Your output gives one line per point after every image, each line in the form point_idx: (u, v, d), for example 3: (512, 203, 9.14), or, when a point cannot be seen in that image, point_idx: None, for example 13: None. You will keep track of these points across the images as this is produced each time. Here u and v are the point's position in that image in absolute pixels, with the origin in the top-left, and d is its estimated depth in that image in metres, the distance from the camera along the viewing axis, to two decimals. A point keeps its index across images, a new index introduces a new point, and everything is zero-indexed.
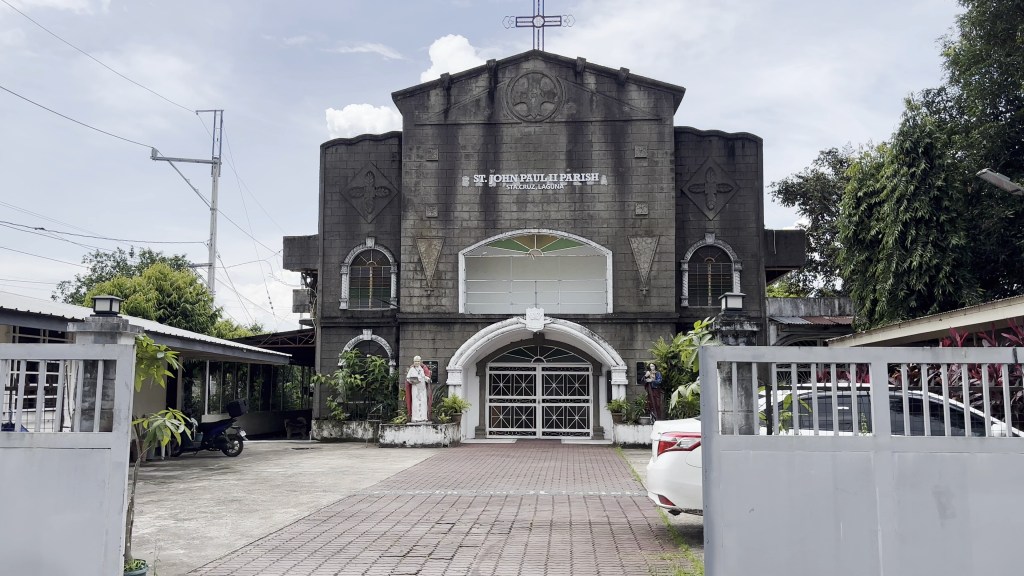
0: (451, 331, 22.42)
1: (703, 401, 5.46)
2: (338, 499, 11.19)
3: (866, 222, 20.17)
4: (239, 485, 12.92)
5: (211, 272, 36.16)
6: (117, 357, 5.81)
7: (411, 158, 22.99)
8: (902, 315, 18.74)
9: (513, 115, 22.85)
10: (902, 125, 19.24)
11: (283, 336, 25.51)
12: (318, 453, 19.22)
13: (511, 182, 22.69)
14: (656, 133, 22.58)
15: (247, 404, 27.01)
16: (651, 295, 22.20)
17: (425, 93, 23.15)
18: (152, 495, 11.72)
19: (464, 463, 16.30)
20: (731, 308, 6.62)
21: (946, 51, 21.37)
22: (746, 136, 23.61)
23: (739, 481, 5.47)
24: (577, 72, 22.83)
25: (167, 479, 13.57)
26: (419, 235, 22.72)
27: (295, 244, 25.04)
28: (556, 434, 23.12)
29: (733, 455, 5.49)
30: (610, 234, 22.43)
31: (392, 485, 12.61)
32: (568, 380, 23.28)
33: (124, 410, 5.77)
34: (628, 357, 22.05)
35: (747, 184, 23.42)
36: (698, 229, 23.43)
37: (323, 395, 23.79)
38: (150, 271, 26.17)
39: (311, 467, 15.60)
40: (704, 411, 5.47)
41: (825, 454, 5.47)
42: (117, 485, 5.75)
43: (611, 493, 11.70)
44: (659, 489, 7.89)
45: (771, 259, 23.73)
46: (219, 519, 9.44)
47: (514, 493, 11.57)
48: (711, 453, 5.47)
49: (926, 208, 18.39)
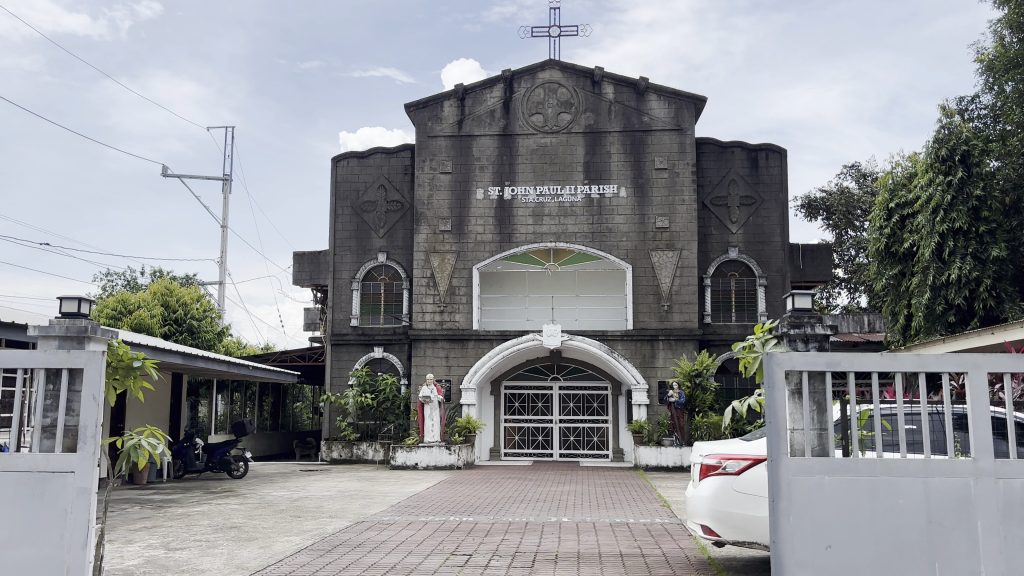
0: (464, 349, 21.62)
1: (768, 416, 5.15)
2: (346, 526, 10.39)
3: (898, 234, 19.25)
4: (241, 510, 12.13)
5: (221, 290, 35.53)
6: (84, 366, 5.50)
7: (424, 171, 22.31)
8: (940, 331, 17.84)
9: (529, 126, 22.17)
10: (936, 133, 18.37)
11: (292, 353, 24.79)
12: (327, 475, 18.40)
13: (527, 195, 21.97)
14: (677, 144, 21.82)
15: (255, 424, 26.24)
16: (672, 311, 21.36)
17: (439, 104, 22.50)
18: (146, 521, 10.91)
19: (480, 487, 15.45)
20: (800, 308, 6.35)
21: (979, 56, 20.51)
22: (769, 147, 22.84)
23: (816, 509, 5.14)
24: (595, 82, 22.17)
25: (164, 503, 12.79)
26: (432, 249, 22.01)
27: (304, 259, 24.32)
28: (574, 456, 22.21)
29: (808, 481, 5.16)
30: (630, 247, 21.64)
31: (404, 511, 11.77)
32: (587, 400, 22.42)
33: (90, 428, 5.44)
34: (649, 375, 21.16)
35: (771, 197, 22.64)
36: (721, 243, 22.63)
37: (332, 414, 23.02)
38: (155, 287, 25.55)
39: (318, 490, 14.80)
40: (770, 428, 5.17)
41: (916, 481, 5.14)
42: (80, 513, 5.40)
43: (640, 521, 10.85)
44: (702, 519, 7.06)
45: (797, 274, 22.85)
46: (214, 548, 8.63)
47: (535, 520, 10.72)
48: (780, 479, 5.13)
49: (964, 218, 17.54)
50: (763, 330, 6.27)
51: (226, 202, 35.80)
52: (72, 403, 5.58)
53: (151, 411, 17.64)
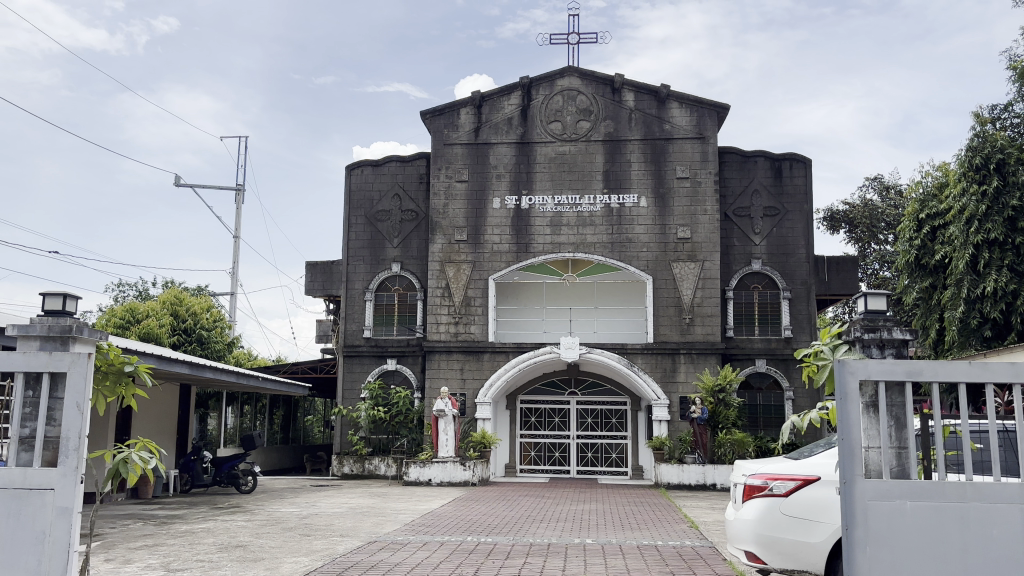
0: (480, 361, 21.08)
1: (843, 434, 4.91)
2: (357, 546, 9.84)
3: (929, 246, 18.61)
4: (248, 527, 11.61)
5: (233, 301, 35.21)
6: (67, 369, 5.16)
7: (439, 179, 21.85)
8: (975, 346, 17.16)
9: (548, 134, 21.70)
10: (969, 141, 17.68)
11: (303, 365, 24.30)
12: (338, 491, 17.86)
13: (545, 204, 21.47)
14: (699, 153, 21.28)
15: (265, 437, 25.75)
16: (694, 324, 20.76)
17: (455, 111, 22.06)
18: (147, 538, 10.40)
19: (497, 505, 14.86)
20: (871, 311, 5.74)
21: (1013, 63, 19.87)
22: (794, 157, 22.26)
23: (895, 537, 4.82)
24: (615, 89, 21.71)
25: (168, 519, 12.29)
26: (447, 259, 21.52)
27: (317, 268, 23.85)
28: (592, 473, 21.57)
29: (885, 506, 4.85)
30: (650, 258, 21.08)
31: (418, 530, 11.20)
32: (605, 415, 21.81)
33: (72, 440, 5.10)
34: (670, 391, 20.53)
35: (795, 208, 22.04)
36: (744, 254, 22.04)
37: (344, 428, 22.51)
38: (165, 296, 25.17)
39: (329, 507, 14.27)
40: (844, 447, 4.92)
41: (1010, 508, 4.78)
42: (58, 536, 5.01)
43: (668, 543, 10.25)
44: (747, 544, 6.44)
45: (822, 286, 22.17)
46: (216, 571, 8.08)
47: (557, 542, 10.13)
48: (856, 506, 4.85)
49: (1000, 229, 16.85)
50: (831, 335, 5.99)
51: (239, 212, 35.56)
52: (53, 412, 5.25)
53: (158, 423, 17.21)
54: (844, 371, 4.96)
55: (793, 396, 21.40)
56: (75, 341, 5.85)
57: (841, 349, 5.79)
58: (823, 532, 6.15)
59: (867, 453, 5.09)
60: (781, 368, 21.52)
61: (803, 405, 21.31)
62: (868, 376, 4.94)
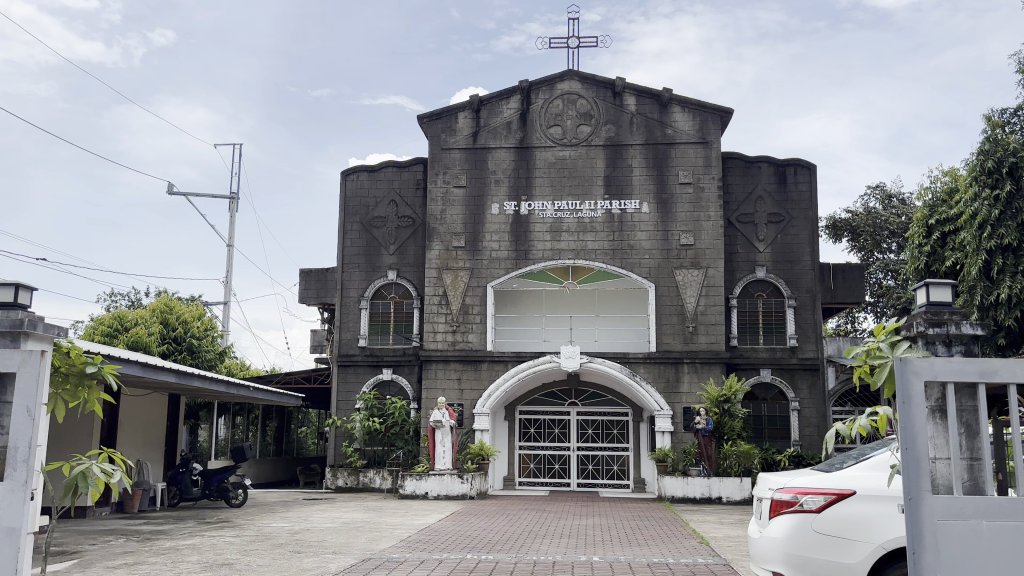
0: (478, 371, 20.53)
1: (910, 445, 4.43)
2: (350, 564, 9.26)
3: (939, 253, 18.16)
4: (236, 543, 11.03)
5: (226, 311, 34.65)
6: (17, 369, 5.12)
7: (437, 184, 21.36)
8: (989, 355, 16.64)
9: (547, 138, 21.23)
10: (981, 144, 17.19)
11: (296, 375, 23.71)
12: (332, 504, 17.26)
13: (545, 210, 20.99)
14: (702, 158, 20.85)
15: (257, 449, 25.15)
16: (698, 332, 20.25)
17: (453, 115, 21.57)
18: (128, 556, 9.83)
19: (496, 519, 14.30)
20: (936, 303, 5.44)
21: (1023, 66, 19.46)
22: (798, 162, 21.84)
23: (970, 561, 4.36)
24: (616, 93, 21.27)
25: (152, 536, 11.72)
26: (445, 266, 21.00)
27: (311, 276, 23.31)
28: (593, 486, 21.00)
29: (958, 526, 4.39)
30: (652, 265, 20.59)
31: (415, 547, 10.65)
32: (606, 426, 21.26)
33: (21, 444, 5.07)
34: (673, 401, 20.00)
35: (800, 214, 21.59)
36: (748, 262, 21.55)
37: (338, 440, 21.94)
38: (155, 304, 24.61)
39: (321, 521, 13.70)
40: (912, 459, 4.43)
41: None
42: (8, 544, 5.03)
43: (680, 560, 9.72)
44: (775, 565, 5.91)
45: (828, 294, 21.67)
46: None
47: (563, 560, 9.59)
48: (927, 526, 4.37)
49: (1014, 235, 16.36)
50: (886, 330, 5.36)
51: (232, 221, 35.06)
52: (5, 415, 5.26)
53: (145, 434, 16.63)
54: (907, 370, 4.48)
55: (799, 407, 20.86)
56: (28, 337, 5.71)
57: (902, 345, 5.21)
58: (861, 552, 5.63)
59: (934, 465, 4.75)
60: (786, 378, 21.00)
61: (809, 416, 20.79)
62: (934, 377, 4.49)
